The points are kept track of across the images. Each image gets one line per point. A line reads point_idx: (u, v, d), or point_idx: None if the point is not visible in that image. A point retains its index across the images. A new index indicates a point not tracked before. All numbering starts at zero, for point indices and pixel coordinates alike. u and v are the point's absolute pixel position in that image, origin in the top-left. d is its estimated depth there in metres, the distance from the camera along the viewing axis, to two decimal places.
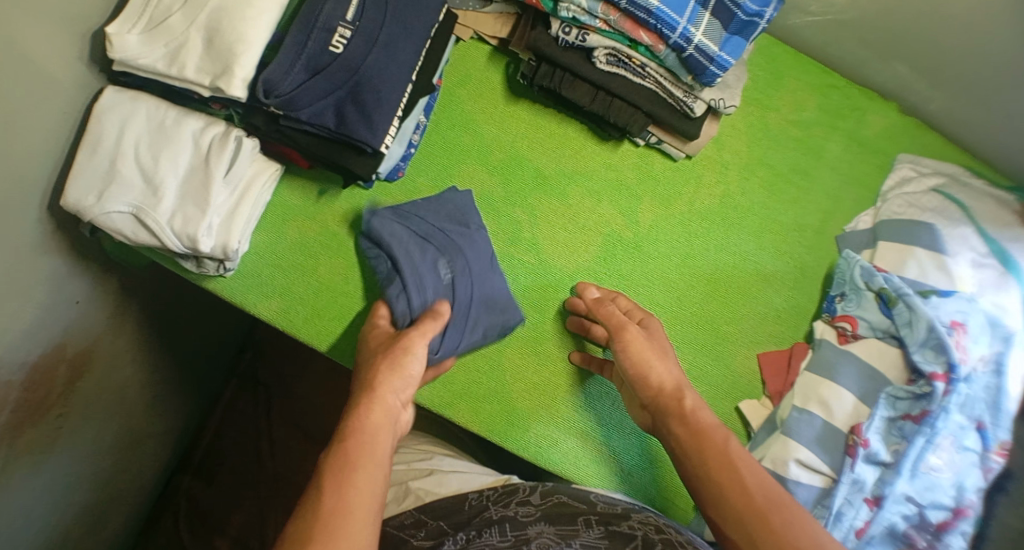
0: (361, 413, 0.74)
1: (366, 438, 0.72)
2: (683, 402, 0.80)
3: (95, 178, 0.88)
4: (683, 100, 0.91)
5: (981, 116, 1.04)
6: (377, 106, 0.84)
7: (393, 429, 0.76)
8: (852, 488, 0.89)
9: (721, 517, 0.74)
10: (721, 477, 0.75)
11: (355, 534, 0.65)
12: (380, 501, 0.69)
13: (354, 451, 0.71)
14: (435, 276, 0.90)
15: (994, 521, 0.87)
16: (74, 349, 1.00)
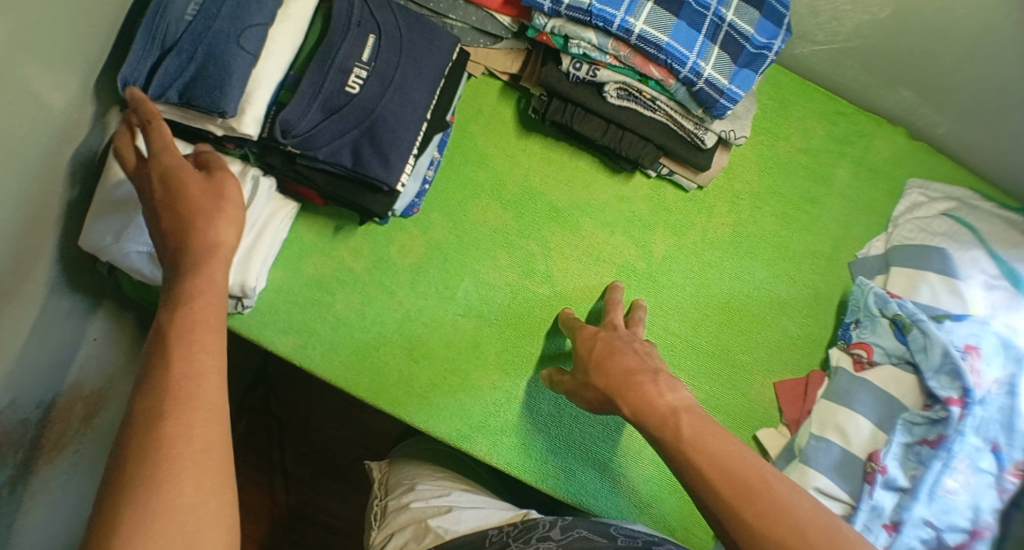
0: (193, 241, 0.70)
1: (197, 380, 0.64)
2: (655, 384, 0.78)
3: (114, 221, 0.92)
4: (694, 132, 0.92)
5: (989, 140, 1.04)
6: (393, 146, 0.86)
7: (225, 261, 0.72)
8: (869, 518, 0.88)
9: (706, 490, 0.69)
10: (700, 447, 0.71)
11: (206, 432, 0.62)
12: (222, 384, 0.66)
13: (190, 317, 0.67)
14: (345, 83, 0.85)
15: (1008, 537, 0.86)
16: (90, 386, 1.01)
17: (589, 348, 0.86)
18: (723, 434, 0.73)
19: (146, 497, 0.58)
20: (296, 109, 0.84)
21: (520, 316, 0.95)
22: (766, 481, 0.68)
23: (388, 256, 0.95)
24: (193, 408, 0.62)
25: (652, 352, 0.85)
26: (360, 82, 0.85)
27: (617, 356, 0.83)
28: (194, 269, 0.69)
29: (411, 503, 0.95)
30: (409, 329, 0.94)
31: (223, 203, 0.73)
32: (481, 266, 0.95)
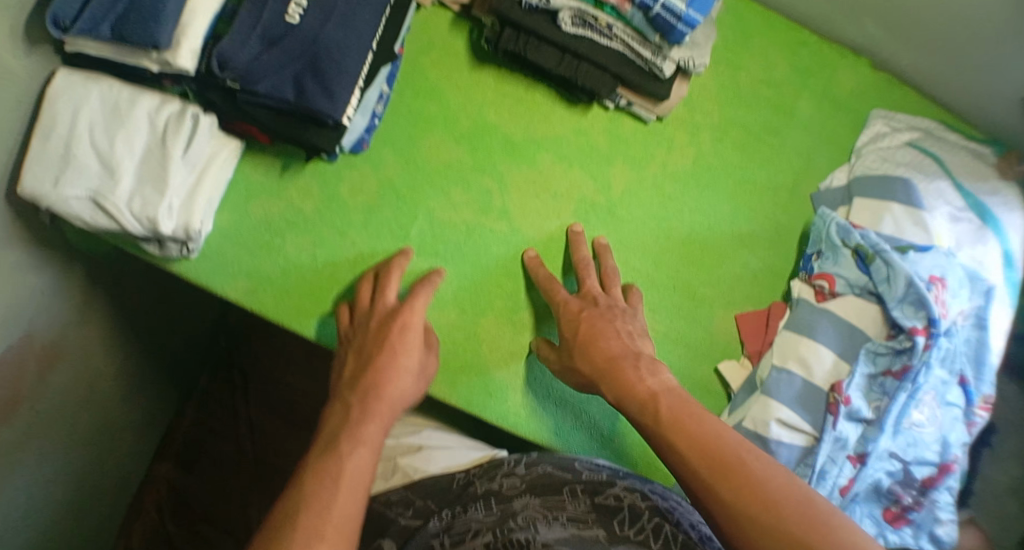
0: None
1: None
2: (639, 367, 0.81)
3: (52, 164, 0.86)
4: (652, 61, 0.89)
5: (952, 69, 1.03)
6: (336, 77, 0.82)
7: None
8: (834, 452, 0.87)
9: (688, 474, 0.73)
10: (681, 424, 0.75)
11: None
12: None
13: None
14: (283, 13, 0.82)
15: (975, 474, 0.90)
16: (41, 341, 0.97)
17: (574, 329, 0.86)
18: (702, 413, 0.77)
19: None
20: (233, 42, 0.81)
21: (477, 255, 0.93)
22: (741, 458, 0.72)
23: (338, 197, 0.93)
24: None
25: (634, 328, 0.86)
26: (299, 13, 0.82)
27: (597, 335, 0.84)
28: None
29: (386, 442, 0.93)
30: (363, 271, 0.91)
31: None
32: (436, 204, 0.93)
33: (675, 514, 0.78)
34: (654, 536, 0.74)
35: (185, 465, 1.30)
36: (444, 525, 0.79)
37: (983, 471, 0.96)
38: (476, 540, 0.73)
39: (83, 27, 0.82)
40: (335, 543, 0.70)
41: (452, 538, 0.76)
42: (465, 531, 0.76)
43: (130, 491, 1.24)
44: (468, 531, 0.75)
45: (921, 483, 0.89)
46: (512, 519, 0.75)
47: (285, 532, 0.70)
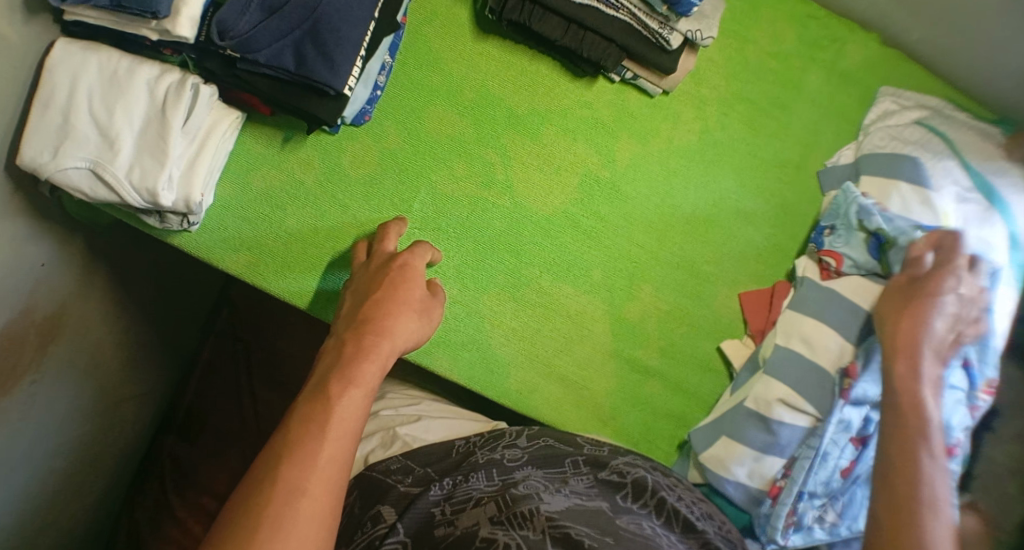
0: None
1: None
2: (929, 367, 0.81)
3: (51, 134, 0.85)
4: (658, 32, 0.88)
5: (963, 44, 1.01)
6: (337, 48, 0.81)
7: None
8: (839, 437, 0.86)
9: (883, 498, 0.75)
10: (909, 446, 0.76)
11: None
12: None
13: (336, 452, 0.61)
14: None
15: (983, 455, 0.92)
16: (42, 312, 0.97)
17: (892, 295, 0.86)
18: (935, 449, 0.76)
19: None
20: (232, 10, 0.79)
21: (479, 228, 0.93)
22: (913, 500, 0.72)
23: (339, 167, 0.92)
24: None
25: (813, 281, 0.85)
26: None
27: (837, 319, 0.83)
28: None
29: (383, 412, 0.94)
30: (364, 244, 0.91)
31: None
32: (438, 177, 0.93)
33: (675, 486, 0.79)
34: (658, 511, 0.74)
35: (187, 438, 1.30)
36: (445, 493, 0.77)
37: (989, 453, 0.92)
38: (478, 507, 0.73)
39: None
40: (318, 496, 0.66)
41: (453, 507, 0.75)
42: (466, 499, 0.75)
43: (132, 465, 1.26)
44: (470, 500, 0.75)
45: (925, 469, 0.89)
46: (514, 487, 0.75)
47: (264, 486, 0.66)
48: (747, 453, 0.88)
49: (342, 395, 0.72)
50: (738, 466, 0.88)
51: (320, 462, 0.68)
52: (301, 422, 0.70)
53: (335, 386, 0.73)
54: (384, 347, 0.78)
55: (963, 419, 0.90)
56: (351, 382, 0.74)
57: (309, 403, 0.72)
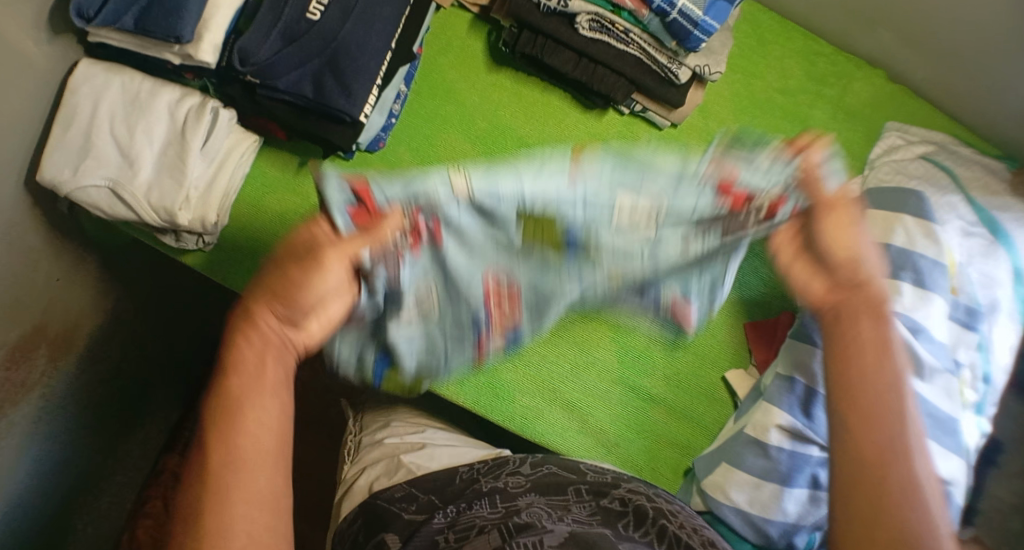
0: (229, 490, 0.59)
1: (225, 498, 0.59)
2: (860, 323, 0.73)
3: (71, 154, 0.87)
4: (668, 67, 0.91)
5: (970, 82, 1.02)
6: (355, 75, 0.83)
7: (264, 445, 0.62)
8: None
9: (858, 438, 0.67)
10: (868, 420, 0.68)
11: (244, 515, 0.59)
12: (262, 517, 0.59)
13: (246, 455, 0.61)
14: (303, 13, 0.82)
15: (985, 491, 0.96)
16: (55, 327, 0.99)
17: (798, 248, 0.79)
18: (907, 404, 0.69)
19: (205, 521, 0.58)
20: (255, 39, 0.82)
21: None
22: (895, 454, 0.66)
23: None
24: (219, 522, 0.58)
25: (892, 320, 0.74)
26: (320, 11, 0.83)
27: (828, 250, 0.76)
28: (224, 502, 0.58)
29: (388, 440, 0.95)
30: None
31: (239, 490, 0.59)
32: None
33: (679, 515, 0.79)
34: (659, 539, 0.74)
35: None
36: (448, 521, 0.78)
37: (992, 489, 0.96)
38: (481, 536, 0.72)
39: (106, 19, 0.84)
40: (255, 461, 0.61)
41: (456, 534, 0.75)
42: (469, 527, 0.75)
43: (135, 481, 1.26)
44: (473, 527, 0.75)
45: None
46: (516, 514, 0.75)
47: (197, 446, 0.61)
48: (747, 482, 0.87)
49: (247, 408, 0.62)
50: (737, 492, 0.87)
51: (254, 475, 0.60)
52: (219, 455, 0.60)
53: (232, 409, 0.62)
54: (281, 328, 0.66)
55: (970, 449, 0.90)
56: (253, 392, 0.63)
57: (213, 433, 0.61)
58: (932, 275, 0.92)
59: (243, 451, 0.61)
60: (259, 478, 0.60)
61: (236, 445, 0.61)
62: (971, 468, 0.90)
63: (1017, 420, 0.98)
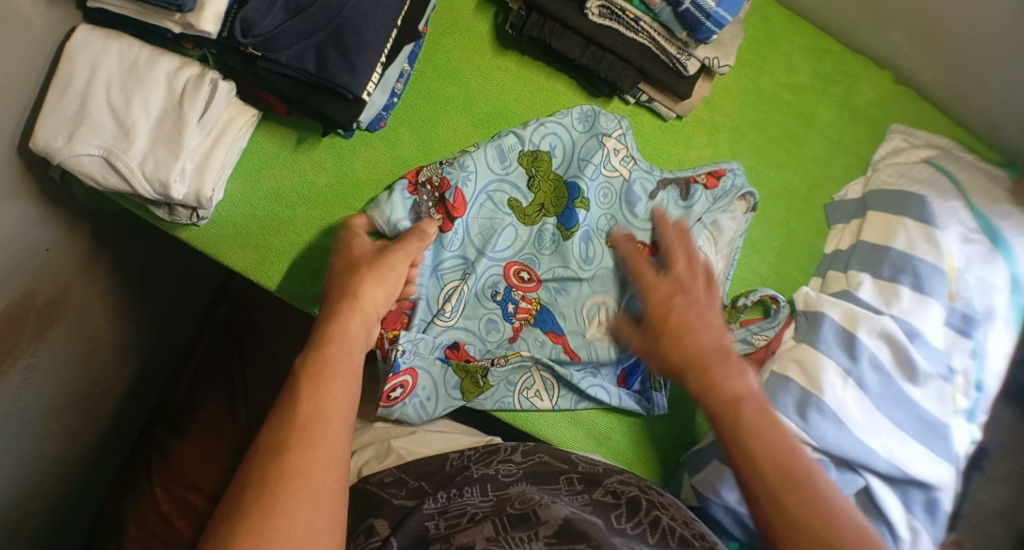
0: (300, 444, 0.65)
1: (296, 450, 0.65)
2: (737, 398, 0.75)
3: (66, 120, 0.85)
4: (676, 58, 0.91)
5: (977, 86, 1.02)
6: (359, 51, 0.82)
7: (336, 414, 0.69)
8: (839, 480, 0.86)
9: (756, 484, 0.69)
10: (761, 430, 0.72)
11: (316, 478, 0.64)
12: (333, 488, 0.64)
13: (319, 421, 0.67)
14: None
15: (969, 495, 0.96)
16: (43, 297, 0.97)
17: (666, 313, 0.82)
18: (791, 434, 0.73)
19: (277, 477, 0.63)
20: (256, 9, 0.81)
21: None
22: (793, 478, 0.68)
23: (351, 171, 0.95)
24: (293, 474, 0.63)
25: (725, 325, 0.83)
26: None
27: (688, 328, 0.81)
28: (297, 453, 0.64)
29: (377, 423, 0.94)
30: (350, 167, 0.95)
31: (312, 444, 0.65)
32: None
33: (672, 509, 0.78)
34: (652, 530, 0.73)
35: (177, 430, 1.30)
36: (439, 507, 0.77)
37: (975, 494, 0.96)
38: (473, 526, 0.72)
39: None
40: (331, 428, 0.68)
41: (446, 522, 0.74)
42: (460, 515, 0.75)
43: (119, 455, 1.24)
44: (464, 516, 0.75)
45: (923, 507, 0.86)
46: (508, 504, 0.75)
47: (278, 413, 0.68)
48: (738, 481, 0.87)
49: (323, 407, 0.69)
50: (729, 491, 0.87)
51: (314, 478, 0.64)
52: (268, 461, 0.64)
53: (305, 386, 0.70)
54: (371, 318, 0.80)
55: (960, 455, 0.89)
56: (335, 371, 0.72)
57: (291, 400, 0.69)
58: (931, 280, 0.92)
59: (319, 411, 0.68)
60: (322, 451, 0.66)
61: (309, 410, 0.68)
62: (960, 474, 0.89)
63: (1006, 427, 0.99)
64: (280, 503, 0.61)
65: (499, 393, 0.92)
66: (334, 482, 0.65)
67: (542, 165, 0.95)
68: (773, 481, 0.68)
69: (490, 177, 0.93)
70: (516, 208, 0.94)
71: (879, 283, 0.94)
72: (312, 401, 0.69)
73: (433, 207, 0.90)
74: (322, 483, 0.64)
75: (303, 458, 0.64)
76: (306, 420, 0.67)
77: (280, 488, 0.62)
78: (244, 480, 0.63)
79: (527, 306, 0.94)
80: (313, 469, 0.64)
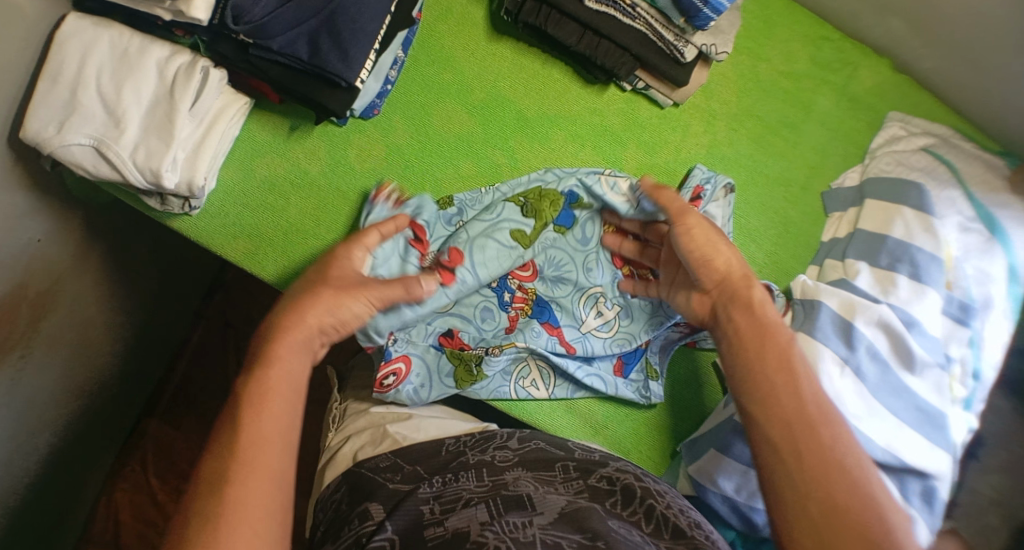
0: (229, 492, 0.63)
1: (226, 500, 0.63)
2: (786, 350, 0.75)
3: (56, 110, 0.84)
4: (674, 44, 0.90)
5: (975, 76, 1.01)
6: (352, 38, 0.81)
7: (274, 455, 0.66)
8: None
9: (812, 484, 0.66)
10: (818, 426, 0.69)
11: (250, 524, 0.62)
12: (271, 529, 0.63)
13: (250, 463, 0.65)
14: None
15: (965, 486, 0.95)
16: (36, 288, 0.96)
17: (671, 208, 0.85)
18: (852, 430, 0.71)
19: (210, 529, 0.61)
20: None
21: None
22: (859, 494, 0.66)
23: (345, 160, 0.94)
24: (223, 525, 0.62)
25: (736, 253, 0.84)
26: None
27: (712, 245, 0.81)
28: (223, 502, 0.63)
29: (370, 409, 0.93)
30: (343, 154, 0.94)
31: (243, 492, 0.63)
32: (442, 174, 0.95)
33: (666, 496, 0.78)
34: (646, 519, 0.73)
35: (171, 420, 1.29)
36: (435, 491, 0.76)
37: (971, 484, 0.96)
38: (469, 510, 0.71)
39: None
40: (265, 469, 0.65)
41: (442, 506, 0.73)
42: (455, 499, 0.74)
43: (113, 447, 1.24)
44: (459, 500, 0.73)
45: (921, 496, 0.85)
46: (505, 489, 0.74)
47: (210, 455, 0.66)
48: (735, 469, 0.86)
49: (263, 432, 0.67)
50: (725, 479, 0.87)
51: (250, 519, 0.63)
52: (209, 497, 0.63)
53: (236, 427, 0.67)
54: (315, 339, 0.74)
55: (957, 444, 0.89)
56: (272, 402, 0.69)
57: (223, 441, 0.66)
58: (929, 269, 0.92)
59: (252, 452, 0.66)
60: (255, 495, 0.64)
61: (240, 456, 0.65)
62: (957, 463, 0.89)
63: (1002, 416, 0.98)
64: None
65: (495, 382, 0.91)
66: (270, 522, 0.64)
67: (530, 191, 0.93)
68: (819, 503, 0.65)
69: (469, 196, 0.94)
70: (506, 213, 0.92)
71: (877, 272, 0.93)
72: (243, 444, 0.66)
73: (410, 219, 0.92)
74: (258, 529, 0.63)
75: (230, 509, 0.62)
76: (239, 466, 0.65)
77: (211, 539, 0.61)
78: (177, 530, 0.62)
79: (524, 291, 0.94)
80: (245, 517, 0.62)
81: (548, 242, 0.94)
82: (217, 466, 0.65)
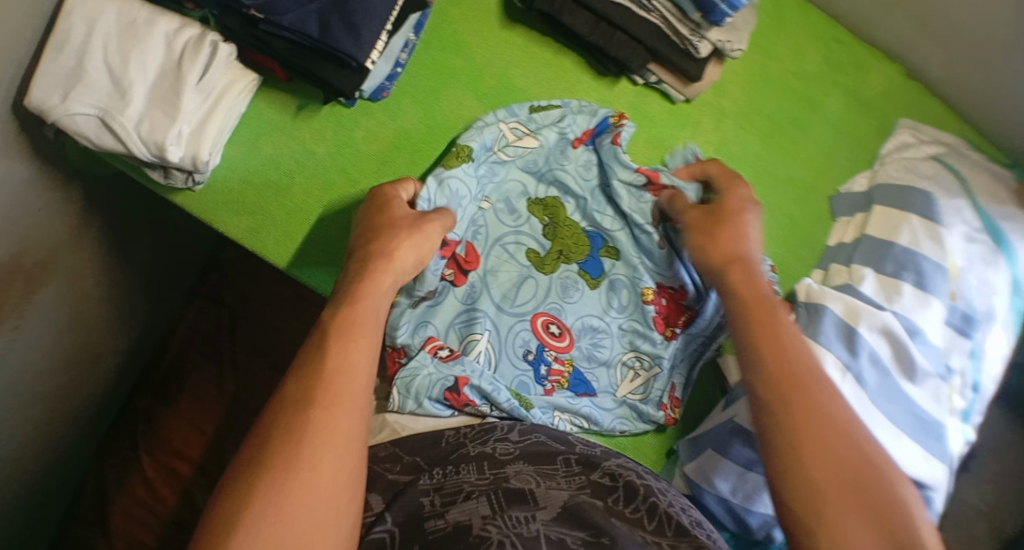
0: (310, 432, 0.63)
1: (306, 440, 0.63)
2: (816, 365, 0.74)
3: (61, 79, 0.82)
4: (689, 38, 0.90)
5: (985, 86, 1.01)
6: (362, 18, 0.81)
7: (359, 414, 0.66)
8: None
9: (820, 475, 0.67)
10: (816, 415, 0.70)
11: (326, 474, 0.62)
12: (342, 484, 0.62)
13: (329, 409, 0.65)
14: None
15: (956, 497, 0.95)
16: (33, 259, 0.94)
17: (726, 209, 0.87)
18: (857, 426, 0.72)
19: (277, 474, 0.60)
20: None
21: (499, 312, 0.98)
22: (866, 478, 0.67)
23: (352, 141, 0.93)
24: (289, 466, 0.61)
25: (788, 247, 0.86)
26: None
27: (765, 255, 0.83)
28: (295, 443, 0.62)
29: (372, 400, 0.92)
30: (349, 135, 0.94)
31: (324, 437, 0.63)
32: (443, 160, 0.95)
33: (668, 493, 0.77)
34: (649, 517, 0.72)
35: (163, 398, 1.28)
36: (436, 483, 0.74)
37: (961, 495, 0.95)
38: (470, 503, 0.70)
39: None
40: (344, 419, 0.65)
41: (442, 498, 0.71)
42: (456, 492, 0.72)
43: (104, 424, 1.23)
44: (460, 493, 0.72)
45: None
46: (506, 482, 0.73)
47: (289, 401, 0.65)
48: (731, 471, 0.86)
49: (348, 362, 0.68)
50: (722, 480, 0.86)
51: (328, 463, 0.62)
52: (279, 442, 0.63)
53: (321, 376, 0.66)
54: (402, 276, 0.78)
55: (954, 455, 0.88)
56: (358, 332, 0.70)
57: (299, 388, 0.66)
58: (933, 277, 0.91)
59: (337, 401, 0.65)
60: (329, 445, 0.63)
61: (321, 403, 0.65)
62: (954, 473, 0.89)
63: (997, 431, 0.98)
64: (279, 497, 0.60)
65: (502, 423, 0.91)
66: (345, 473, 0.63)
67: (557, 213, 0.97)
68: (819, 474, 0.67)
69: (502, 231, 0.96)
70: (531, 257, 0.95)
71: (882, 279, 0.92)
72: (326, 388, 0.66)
73: (444, 262, 0.93)
74: (336, 474, 0.63)
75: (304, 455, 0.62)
76: (316, 411, 0.64)
77: (280, 479, 0.60)
78: (238, 469, 0.62)
79: (561, 367, 0.93)
80: (322, 464, 0.62)
81: (581, 306, 0.95)
82: (286, 408, 0.65)
